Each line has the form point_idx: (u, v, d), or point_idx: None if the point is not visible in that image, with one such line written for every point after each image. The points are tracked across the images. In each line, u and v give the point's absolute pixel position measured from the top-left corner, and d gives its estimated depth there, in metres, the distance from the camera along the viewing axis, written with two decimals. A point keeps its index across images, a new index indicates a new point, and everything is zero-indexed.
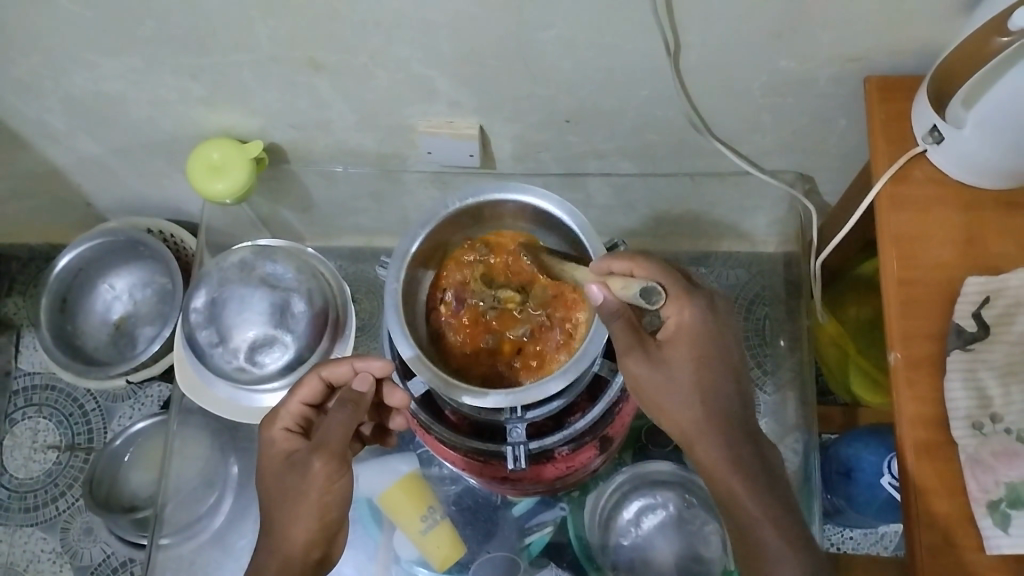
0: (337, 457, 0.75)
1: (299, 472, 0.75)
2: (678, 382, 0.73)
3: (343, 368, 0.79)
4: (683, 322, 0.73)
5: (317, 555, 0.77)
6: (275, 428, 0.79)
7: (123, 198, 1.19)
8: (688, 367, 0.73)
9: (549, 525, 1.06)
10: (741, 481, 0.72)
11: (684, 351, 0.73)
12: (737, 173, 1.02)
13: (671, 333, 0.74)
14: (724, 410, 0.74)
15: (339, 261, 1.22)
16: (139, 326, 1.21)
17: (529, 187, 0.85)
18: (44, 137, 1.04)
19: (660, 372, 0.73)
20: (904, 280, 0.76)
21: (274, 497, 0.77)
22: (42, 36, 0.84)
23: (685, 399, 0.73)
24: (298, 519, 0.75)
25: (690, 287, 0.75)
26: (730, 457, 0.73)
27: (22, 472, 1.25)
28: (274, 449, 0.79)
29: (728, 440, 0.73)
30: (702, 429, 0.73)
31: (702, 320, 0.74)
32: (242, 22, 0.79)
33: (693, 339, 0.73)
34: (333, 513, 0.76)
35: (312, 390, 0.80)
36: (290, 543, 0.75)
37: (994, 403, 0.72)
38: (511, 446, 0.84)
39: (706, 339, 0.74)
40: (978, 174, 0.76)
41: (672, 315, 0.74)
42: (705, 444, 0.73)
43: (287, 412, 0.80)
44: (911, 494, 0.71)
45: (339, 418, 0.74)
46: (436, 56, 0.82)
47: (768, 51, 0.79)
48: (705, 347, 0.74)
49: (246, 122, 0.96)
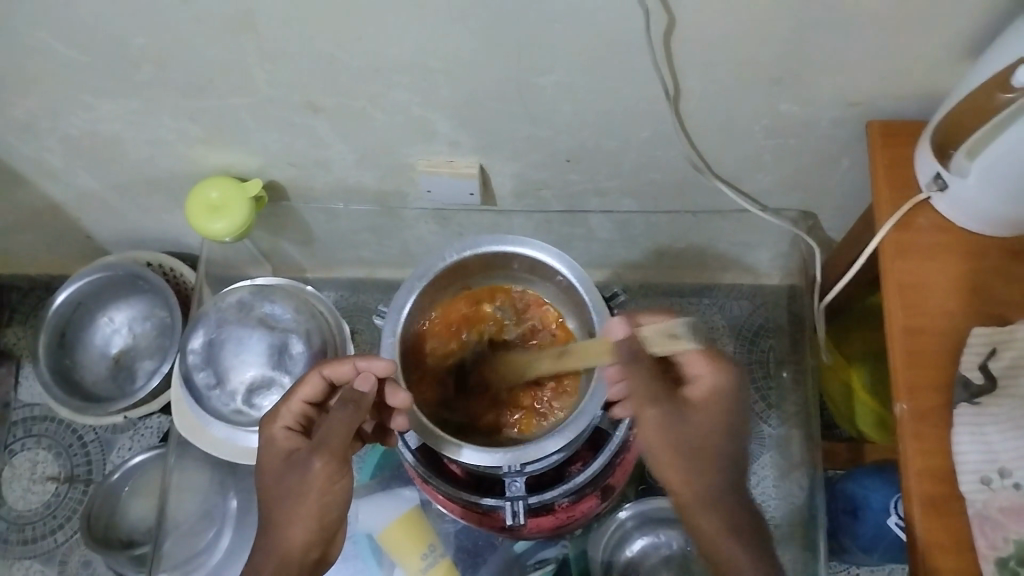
0: (337, 458, 0.75)
1: (299, 471, 0.76)
2: (697, 438, 0.76)
3: (345, 367, 0.78)
4: (713, 383, 0.76)
5: (315, 555, 0.78)
6: (275, 427, 0.80)
7: (124, 231, 1.18)
8: (710, 427, 0.76)
9: (551, 562, 1.02)
10: (735, 543, 0.78)
11: (711, 415, 0.76)
12: (740, 210, 1.01)
13: (702, 398, 0.76)
14: (731, 468, 0.79)
15: (339, 292, 1.21)
16: (138, 360, 1.20)
17: (528, 240, 0.85)
18: (44, 174, 1.04)
19: (683, 429, 0.76)
20: (909, 330, 0.75)
21: (272, 497, 0.77)
22: (42, 79, 0.84)
23: (702, 461, 0.77)
24: (297, 519, 0.76)
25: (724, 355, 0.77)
26: (726, 516, 0.78)
27: (21, 504, 1.24)
28: (275, 448, 0.79)
29: (724, 497, 0.79)
30: (708, 487, 0.78)
31: (730, 382, 0.77)
32: (241, 67, 0.78)
33: (721, 402, 0.77)
34: (333, 513, 0.77)
35: (315, 388, 0.80)
36: (288, 542, 0.76)
37: (1003, 458, 0.71)
38: (510, 501, 0.84)
39: (729, 406, 0.77)
40: (984, 223, 0.75)
41: (703, 375, 0.76)
42: (709, 500, 0.78)
43: (289, 410, 0.80)
44: (919, 550, 0.71)
45: (340, 418, 0.74)
46: (435, 99, 0.82)
47: (769, 95, 0.79)
48: (728, 409, 0.77)
49: (245, 161, 0.96)
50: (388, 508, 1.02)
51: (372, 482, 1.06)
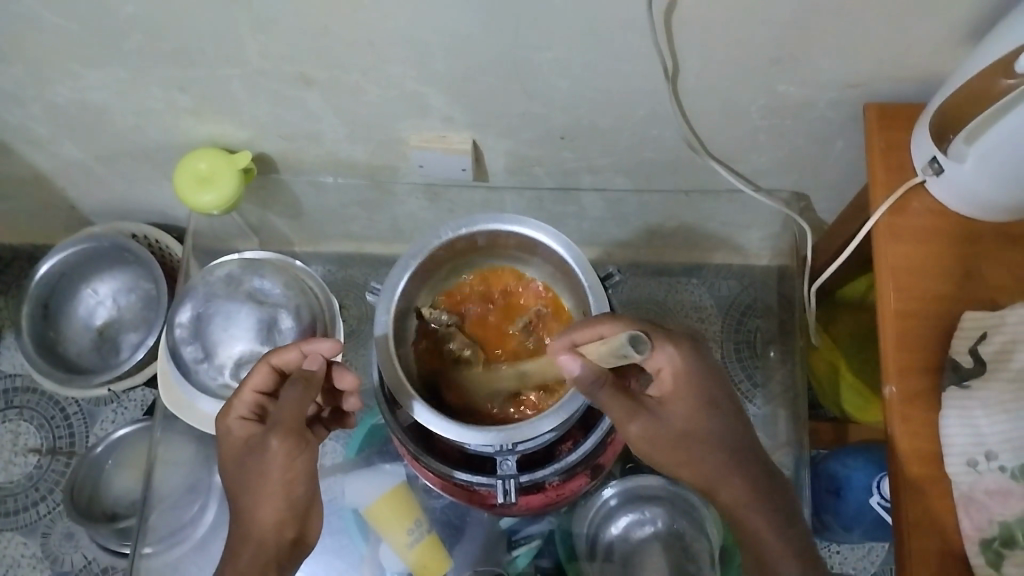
0: (294, 433, 0.75)
1: (258, 453, 0.75)
2: (684, 431, 0.73)
3: (291, 354, 0.79)
4: (676, 370, 0.73)
5: (290, 535, 0.77)
6: (230, 418, 0.79)
7: (109, 201, 1.16)
8: (693, 415, 0.73)
9: (536, 538, 1.03)
10: (762, 518, 0.71)
11: (685, 400, 0.73)
12: (733, 191, 1.01)
13: (668, 383, 0.74)
14: (734, 445, 0.74)
15: (327, 266, 1.19)
16: (123, 332, 1.19)
17: (523, 219, 0.84)
18: (26, 142, 1.01)
19: (665, 423, 0.73)
20: (900, 314, 0.76)
21: (237, 484, 0.77)
22: (26, 45, 0.81)
23: (697, 447, 0.73)
24: (263, 500, 0.75)
25: (674, 334, 0.74)
26: (750, 493, 0.73)
27: (2, 475, 1.23)
28: (232, 438, 0.78)
29: (740, 470, 0.73)
30: (715, 470, 0.73)
31: (693, 368, 0.73)
32: (232, 37, 0.77)
33: (689, 381, 0.73)
34: (300, 489, 0.77)
35: (264, 377, 0.79)
36: (259, 524, 0.75)
37: (989, 440, 0.71)
38: (501, 480, 0.84)
39: (701, 384, 0.73)
40: (976, 208, 0.75)
41: (664, 365, 0.73)
42: (724, 482, 0.73)
43: (241, 401, 0.79)
44: (905, 531, 0.72)
45: (290, 396, 0.75)
46: (431, 73, 0.80)
47: (768, 76, 0.78)
48: (703, 394, 0.74)
49: (234, 133, 0.94)
50: (376, 482, 1.02)
51: (357, 457, 1.06)
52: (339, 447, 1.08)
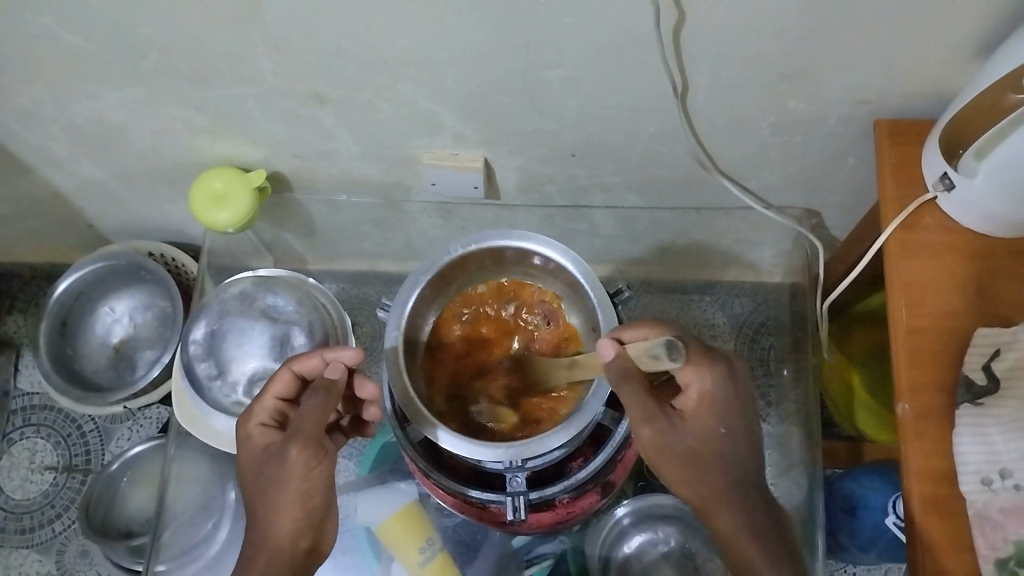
0: (313, 443, 0.75)
1: (277, 461, 0.76)
2: (698, 446, 0.75)
3: (314, 361, 0.80)
4: (705, 390, 0.75)
5: (306, 544, 0.77)
6: (251, 424, 0.80)
7: (126, 220, 1.18)
8: (709, 436, 0.75)
9: (549, 557, 1.02)
10: (754, 544, 0.76)
11: (707, 419, 0.75)
12: (744, 208, 1.01)
13: (695, 402, 0.75)
14: (741, 473, 0.77)
15: (340, 284, 1.20)
16: (138, 350, 1.20)
17: (534, 235, 0.85)
18: (46, 161, 1.03)
19: (682, 438, 0.75)
20: (913, 329, 0.75)
21: (256, 491, 0.77)
22: (46, 66, 0.83)
23: (707, 469, 0.75)
24: (280, 509, 0.75)
25: (709, 354, 0.75)
26: (747, 519, 0.76)
27: (19, 493, 1.24)
28: (252, 444, 0.79)
29: (741, 493, 0.77)
30: (722, 496, 0.76)
31: (721, 389, 0.75)
32: (248, 57, 0.78)
33: (716, 403, 0.75)
34: (317, 499, 0.77)
35: (285, 385, 0.80)
36: (276, 533, 0.75)
37: (1003, 459, 0.71)
38: (511, 497, 0.84)
39: (726, 406, 0.75)
40: (987, 224, 0.75)
41: (693, 383, 0.75)
42: (726, 507, 0.76)
43: (262, 407, 0.80)
44: (919, 550, 0.71)
45: (312, 405, 0.75)
46: (443, 92, 0.82)
47: (778, 93, 0.79)
48: (726, 416, 0.75)
49: (249, 152, 0.96)
50: (389, 500, 1.02)
51: (371, 475, 1.06)
52: (353, 465, 1.08)
